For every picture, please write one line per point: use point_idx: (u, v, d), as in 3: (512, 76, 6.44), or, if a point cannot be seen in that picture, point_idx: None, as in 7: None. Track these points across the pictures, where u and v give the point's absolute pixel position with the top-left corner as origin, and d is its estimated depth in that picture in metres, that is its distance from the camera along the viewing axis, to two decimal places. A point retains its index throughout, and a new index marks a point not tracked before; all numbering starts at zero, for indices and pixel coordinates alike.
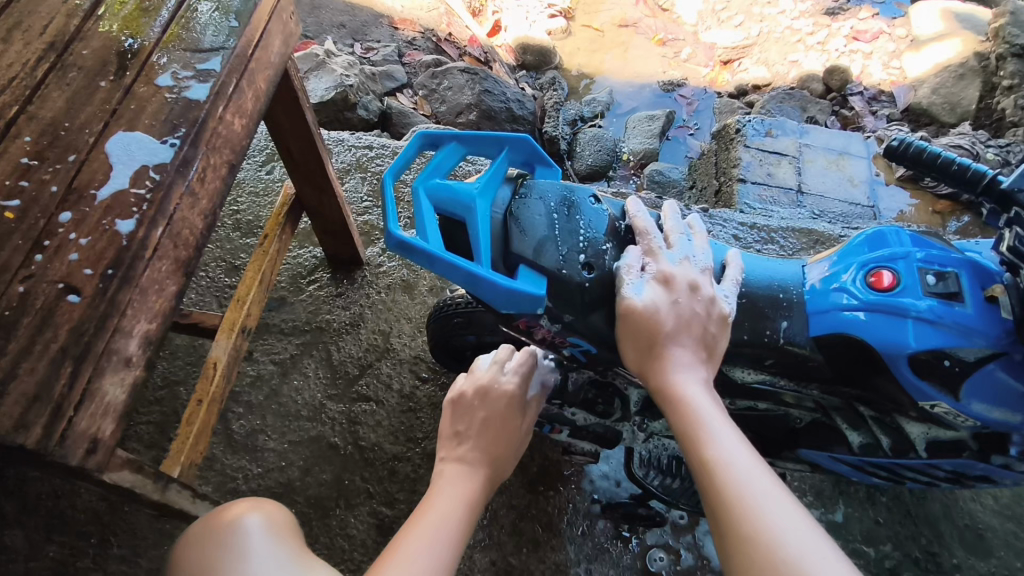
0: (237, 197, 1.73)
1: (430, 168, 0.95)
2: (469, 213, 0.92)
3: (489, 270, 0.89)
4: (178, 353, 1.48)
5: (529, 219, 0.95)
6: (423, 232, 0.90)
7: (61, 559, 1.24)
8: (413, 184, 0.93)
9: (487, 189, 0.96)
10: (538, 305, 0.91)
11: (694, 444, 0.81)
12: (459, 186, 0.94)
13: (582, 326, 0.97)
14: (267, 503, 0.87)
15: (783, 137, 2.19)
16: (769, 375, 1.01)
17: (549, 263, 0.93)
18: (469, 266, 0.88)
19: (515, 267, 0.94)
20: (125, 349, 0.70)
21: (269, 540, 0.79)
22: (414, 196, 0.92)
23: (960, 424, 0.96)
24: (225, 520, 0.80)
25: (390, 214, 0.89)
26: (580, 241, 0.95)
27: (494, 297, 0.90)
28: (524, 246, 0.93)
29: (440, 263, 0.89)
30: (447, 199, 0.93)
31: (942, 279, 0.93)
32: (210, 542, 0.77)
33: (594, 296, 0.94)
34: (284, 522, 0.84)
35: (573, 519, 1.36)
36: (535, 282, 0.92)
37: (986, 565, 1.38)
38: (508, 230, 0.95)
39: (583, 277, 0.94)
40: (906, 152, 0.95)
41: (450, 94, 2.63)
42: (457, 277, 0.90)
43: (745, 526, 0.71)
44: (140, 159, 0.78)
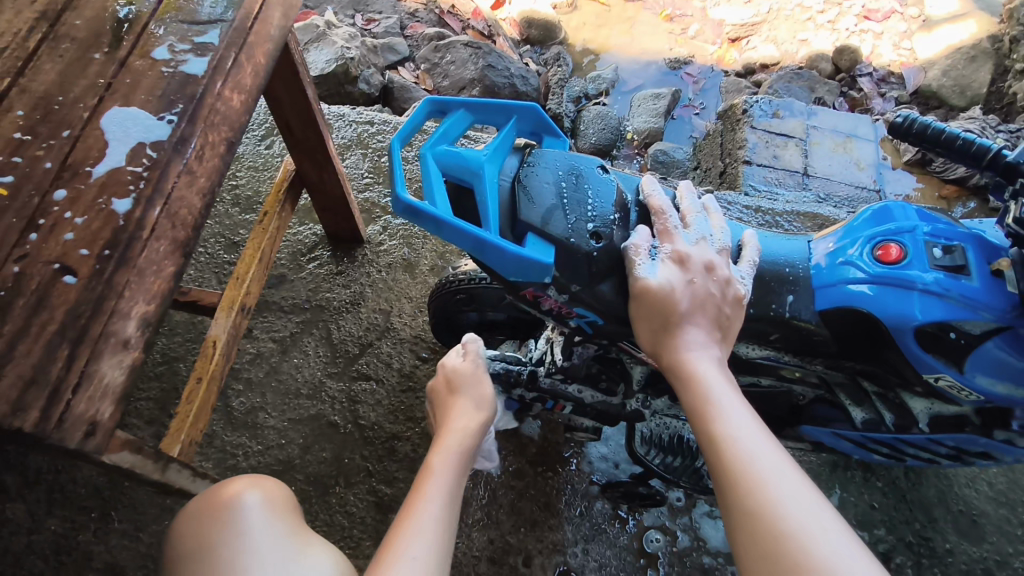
0: (237, 171, 1.71)
1: (437, 133, 0.91)
2: (478, 180, 0.89)
3: (498, 236, 0.85)
4: (177, 329, 1.47)
5: (537, 188, 0.92)
6: (430, 196, 0.86)
7: (63, 532, 1.25)
8: (420, 149, 0.89)
9: (496, 156, 0.92)
10: (547, 274, 0.87)
11: (703, 420, 0.80)
12: (468, 152, 0.90)
13: (588, 298, 0.93)
14: (265, 478, 0.85)
15: (790, 118, 2.15)
16: (774, 351, 1.00)
17: (557, 231, 0.89)
18: (478, 231, 0.84)
19: (523, 236, 0.90)
20: (123, 331, 0.68)
21: (267, 523, 0.78)
22: (422, 161, 0.87)
23: (963, 398, 0.96)
24: (223, 497, 0.79)
25: (397, 177, 0.84)
26: (588, 210, 0.91)
27: (502, 264, 0.87)
28: (533, 214, 0.90)
29: (447, 228, 0.85)
30: (455, 165, 0.89)
31: (948, 252, 0.91)
32: (207, 522, 0.77)
33: (602, 266, 0.91)
34: (282, 500, 0.83)
35: (570, 500, 1.37)
36: (544, 249, 0.88)
37: (978, 550, 1.39)
38: (516, 198, 0.91)
39: (591, 246, 0.90)
40: (910, 129, 0.95)
41: (453, 68, 2.59)
42: (463, 243, 0.86)
43: (751, 502, 0.71)
44: (136, 136, 0.76)
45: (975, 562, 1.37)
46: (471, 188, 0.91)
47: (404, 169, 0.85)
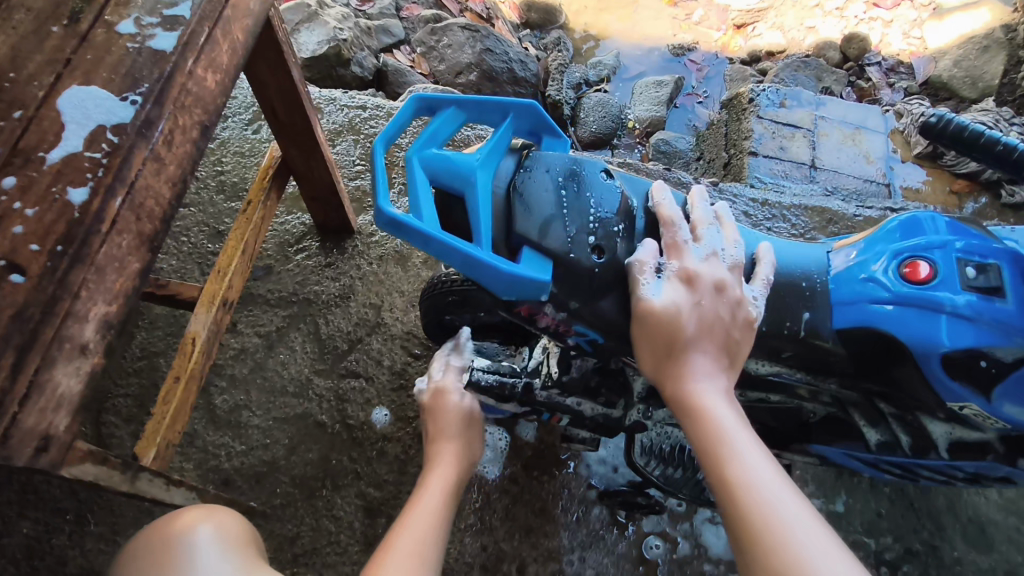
0: (221, 157, 1.63)
1: (425, 136, 0.83)
2: (470, 188, 0.81)
3: (490, 251, 0.79)
4: (158, 323, 1.40)
5: (535, 196, 0.85)
6: (416, 207, 0.79)
7: (35, 536, 1.18)
8: (407, 152, 0.82)
9: (489, 160, 0.84)
10: (543, 292, 0.82)
11: (715, 463, 0.74)
12: (459, 156, 0.82)
13: (588, 315, 0.88)
14: (220, 510, 0.83)
15: (798, 108, 2.08)
16: (786, 368, 0.93)
17: (555, 244, 0.83)
18: (469, 247, 0.77)
19: (518, 249, 0.84)
20: (81, 335, 0.62)
21: (219, 555, 0.75)
22: (408, 167, 0.80)
23: (987, 426, 0.90)
24: (176, 530, 0.77)
25: (381, 187, 0.77)
26: (590, 220, 0.85)
27: (494, 283, 0.81)
28: (530, 227, 0.83)
29: (435, 244, 0.78)
30: (444, 171, 0.82)
31: (982, 272, 0.86)
32: (154, 557, 0.74)
33: (603, 282, 0.85)
34: (237, 530, 0.80)
35: (567, 505, 1.31)
36: (540, 265, 0.82)
37: (986, 559, 1.34)
38: (512, 206, 0.84)
39: (592, 261, 0.84)
40: (945, 130, 0.91)
41: (450, 52, 2.50)
42: (452, 259, 0.79)
43: (773, 557, 0.64)
44: (96, 119, 0.69)
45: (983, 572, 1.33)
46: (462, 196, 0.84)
47: (389, 177, 0.78)
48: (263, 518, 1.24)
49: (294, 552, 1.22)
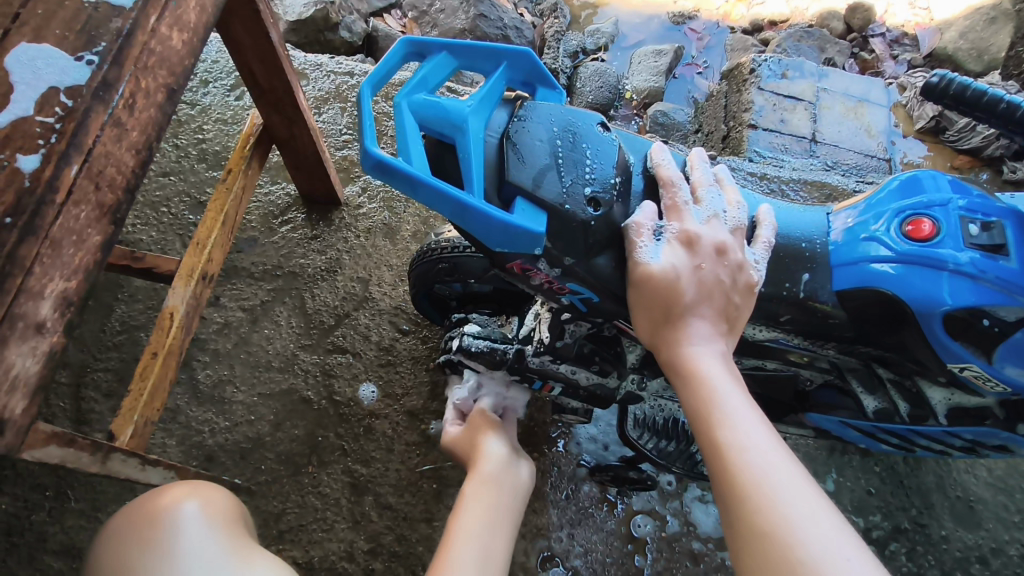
0: (202, 125, 1.57)
1: (415, 80, 0.77)
2: (461, 135, 0.75)
3: (482, 200, 0.73)
4: (138, 296, 1.36)
5: (528, 145, 0.79)
6: (405, 152, 0.73)
7: (14, 512, 1.16)
8: (394, 97, 0.75)
9: (482, 108, 0.78)
10: (537, 245, 0.76)
11: (706, 426, 0.71)
12: (450, 102, 0.76)
13: (583, 272, 0.82)
14: (206, 487, 0.80)
15: (799, 79, 2.03)
16: (783, 333, 0.90)
17: (550, 196, 0.77)
18: (460, 194, 0.72)
19: (511, 201, 0.78)
20: (36, 313, 0.59)
21: (205, 530, 0.72)
22: (395, 110, 0.74)
23: (986, 389, 0.88)
24: (159, 507, 0.73)
25: (367, 128, 0.71)
26: (585, 172, 0.80)
27: (486, 233, 0.75)
28: (523, 176, 0.77)
29: (424, 190, 0.72)
30: (434, 117, 0.75)
31: (986, 229, 0.82)
32: (138, 533, 0.71)
33: (599, 237, 0.80)
34: (225, 507, 0.78)
35: (556, 483, 1.30)
36: (534, 216, 0.76)
37: (974, 537, 1.33)
38: (504, 157, 0.78)
39: (588, 214, 0.78)
40: (947, 90, 0.85)
41: (443, 17, 2.42)
42: (442, 208, 0.74)
43: (760, 520, 0.62)
44: (48, 80, 0.64)
45: (970, 550, 1.32)
46: (452, 144, 0.78)
47: (374, 120, 0.72)
48: (249, 494, 1.22)
49: (279, 528, 1.20)
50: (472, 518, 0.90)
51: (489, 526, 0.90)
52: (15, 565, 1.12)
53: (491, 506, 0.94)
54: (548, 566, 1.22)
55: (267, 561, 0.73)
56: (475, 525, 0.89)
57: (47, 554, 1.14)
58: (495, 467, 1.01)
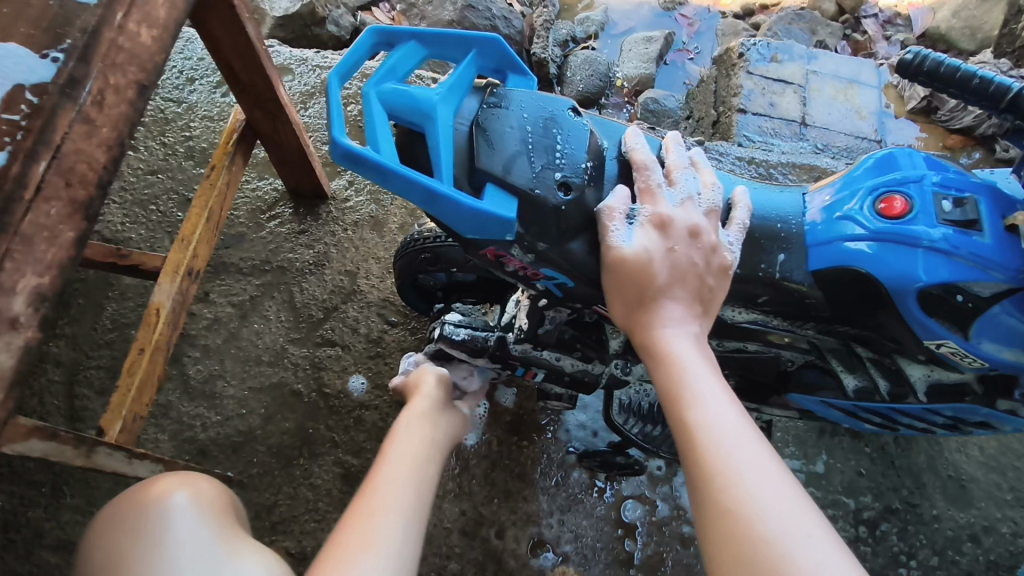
0: (189, 122, 1.58)
1: (383, 69, 0.78)
2: (430, 123, 0.76)
3: (451, 187, 0.74)
4: (128, 293, 1.37)
5: (499, 132, 0.80)
6: (373, 141, 0.73)
7: (11, 509, 1.18)
8: (362, 87, 0.76)
9: (451, 96, 0.79)
10: (508, 231, 0.77)
11: (677, 406, 0.72)
12: (418, 91, 0.76)
13: (558, 258, 0.82)
14: (198, 478, 0.81)
15: (789, 62, 2.01)
16: (762, 314, 0.90)
17: (520, 182, 0.78)
18: (428, 181, 0.72)
19: (481, 187, 0.78)
20: (9, 308, 0.60)
21: (197, 522, 0.73)
22: (363, 99, 0.74)
23: (965, 366, 0.88)
24: (150, 498, 0.74)
25: (334, 119, 0.71)
26: (556, 157, 0.80)
27: (456, 220, 0.76)
28: (493, 162, 0.78)
29: (393, 178, 0.73)
30: (402, 106, 0.76)
31: (959, 205, 0.82)
32: (129, 523, 0.72)
33: (572, 222, 0.80)
34: (216, 499, 0.78)
35: (547, 470, 1.30)
36: (504, 202, 0.77)
37: (965, 516, 1.34)
38: (474, 144, 0.79)
39: (559, 199, 0.79)
40: (920, 68, 0.85)
41: (431, 9, 2.42)
42: (412, 196, 0.74)
43: (724, 498, 0.63)
44: (15, 78, 0.66)
45: (961, 528, 1.32)
46: (423, 132, 0.78)
47: (343, 109, 0.72)
48: (241, 487, 1.23)
49: (272, 520, 1.21)
50: (407, 455, 0.89)
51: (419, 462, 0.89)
52: (13, 561, 1.14)
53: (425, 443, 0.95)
54: (539, 551, 1.23)
55: (257, 554, 0.73)
56: (410, 461, 0.88)
57: (45, 550, 1.16)
58: (435, 413, 1.03)
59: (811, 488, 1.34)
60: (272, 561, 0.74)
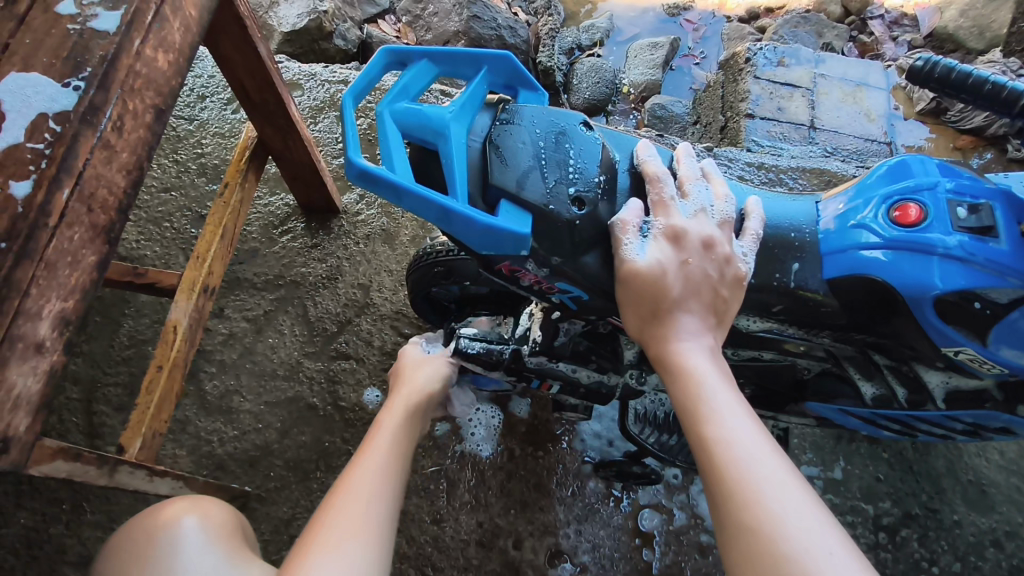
0: (201, 139, 1.60)
1: (396, 88, 0.78)
2: (443, 141, 0.76)
3: (465, 204, 0.74)
4: (144, 310, 1.38)
5: (511, 148, 0.80)
6: (388, 161, 0.74)
7: (33, 526, 1.19)
8: (376, 106, 0.76)
9: (463, 113, 0.79)
10: (522, 247, 0.77)
11: (695, 421, 0.72)
12: (431, 109, 0.77)
13: (572, 272, 0.82)
14: (206, 500, 0.82)
15: (796, 66, 2.01)
16: (777, 323, 0.89)
17: (534, 197, 0.78)
18: (443, 199, 0.73)
19: (495, 204, 0.79)
20: (34, 333, 0.62)
21: (203, 546, 0.74)
22: (377, 119, 0.75)
23: (984, 372, 0.88)
24: (159, 523, 0.75)
25: (349, 139, 0.72)
26: (569, 172, 0.80)
27: (471, 237, 0.76)
28: (506, 178, 0.78)
29: (408, 197, 0.74)
30: (416, 125, 0.76)
31: (975, 212, 0.81)
32: (139, 550, 0.73)
33: (585, 236, 0.81)
34: (223, 522, 0.79)
35: (563, 480, 1.30)
36: (519, 218, 0.77)
37: (987, 521, 1.32)
38: (487, 160, 0.79)
39: (573, 214, 0.79)
40: (932, 74, 0.85)
41: (437, 21, 2.44)
42: (426, 213, 0.75)
43: (745, 516, 0.63)
44: (38, 106, 0.66)
45: (983, 534, 1.31)
46: (436, 150, 0.79)
47: (357, 130, 0.73)
48: (259, 501, 1.24)
49: (290, 534, 1.22)
50: (385, 441, 0.97)
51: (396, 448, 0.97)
52: None
53: (405, 425, 1.03)
54: (557, 562, 1.23)
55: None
56: (387, 444, 0.96)
57: (66, 566, 1.17)
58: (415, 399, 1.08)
59: (830, 495, 1.33)
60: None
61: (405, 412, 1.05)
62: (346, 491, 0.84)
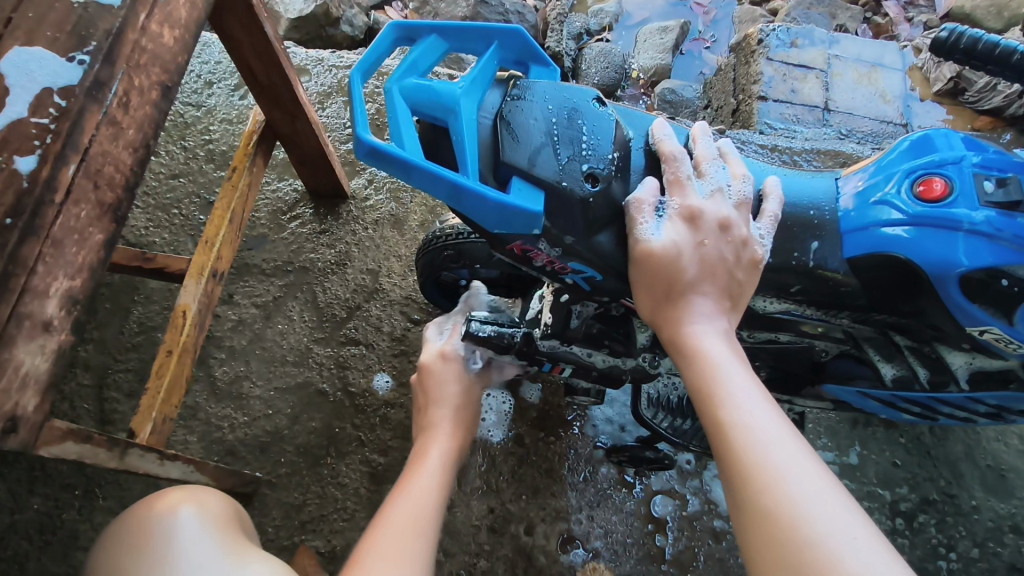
0: (209, 125, 1.59)
1: (404, 64, 0.76)
2: (454, 117, 0.74)
3: (477, 181, 0.73)
4: (154, 297, 1.38)
5: (523, 125, 0.78)
6: (397, 137, 0.72)
7: (46, 511, 1.19)
8: (385, 82, 0.74)
9: (474, 89, 0.78)
10: (535, 225, 0.76)
11: (710, 404, 0.70)
12: (441, 84, 0.75)
13: (585, 251, 0.81)
14: (203, 492, 0.82)
15: (810, 47, 1.96)
16: (795, 304, 0.88)
17: (546, 174, 0.76)
18: (453, 175, 0.71)
19: (507, 181, 0.77)
20: (42, 312, 0.61)
21: (200, 531, 0.73)
22: (387, 95, 0.73)
23: (1009, 352, 0.86)
24: (156, 510, 0.75)
25: (357, 115, 0.71)
26: (582, 149, 0.79)
27: (482, 214, 0.75)
28: (518, 155, 0.76)
29: (419, 173, 0.72)
30: (425, 101, 0.75)
31: (1002, 186, 0.79)
32: (133, 538, 0.72)
33: (598, 214, 0.79)
34: (220, 511, 0.79)
35: (574, 465, 1.29)
36: (531, 195, 0.75)
37: (1007, 507, 1.30)
38: (499, 137, 0.77)
39: (586, 191, 0.78)
40: (957, 46, 0.82)
41: (444, 6, 2.42)
42: (437, 190, 0.73)
43: (764, 499, 0.61)
44: (42, 81, 0.65)
45: (1003, 520, 1.29)
46: (446, 126, 0.77)
47: (366, 105, 0.72)
48: (269, 487, 1.24)
49: (301, 519, 1.22)
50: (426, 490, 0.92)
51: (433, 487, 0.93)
52: (49, 563, 1.16)
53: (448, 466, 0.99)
54: (569, 548, 1.22)
55: (260, 561, 0.73)
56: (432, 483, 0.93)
57: (80, 551, 1.17)
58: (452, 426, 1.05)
59: (846, 480, 1.31)
60: (276, 566, 0.73)
61: (450, 450, 1.02)
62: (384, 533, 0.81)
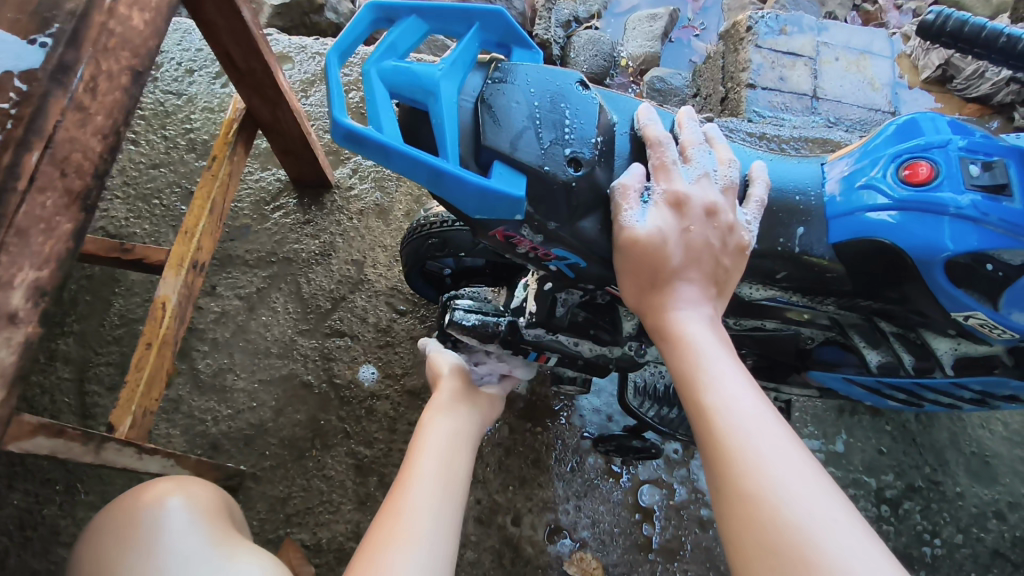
0: (190, 114, 1.56)
1: (382, 46, 0.75)
2: (433, 100, 0.73)
3: (457, 165, 0.71)
4: (135, 289, 1.36)
5: (504, 108, 0.77)
6: (375, 120, 0.71)
7: (26, 507, 1.17)
8: (362, 64, 0.73)
9: (454, 71, 0.76)
10: (517, 211, 0.74)
11: (693, 390, 0.70)
12: (420, 67, 0.74)
13: (569, 237, 0.80)
14: (192, 482, 0.80)
15: (798, 34, 1.95)
16: (781, 291, 0.87)
17: (528, 159, 0.75)
18: (433, 160, 0.70)
19: (488, 165, 0.76)
20: (7, 303, 0.59)
21: (187, 524, 0.71)
22: (364, 77, 0.71)
23: (994, 338, 0.86)
24: (142, 502, 0.73)
25: (334, 98, 0.69)
26: (564, 133, 0.77)
27: (463, 199, 0.73)
28: (499, 139, 0.75)
29: (398, 158, 0.70)
30: (404, 84, 0.73)
31: (987, 169, 0.79)
32: (120, 532, 0.71)
33: (582, 200, 0.78)
34: (209, 503, 0.77)
35: (561, 456, 1.29)
36: (513, 180, 0.74)
37: (990, 492, 1.31)
38: (480, 121, 0.76)
39: (569, 175, 0.76)
40: (943, 29, 0.81)
41: None
42: (417, 175, 0.72)
43: (746, 484, 0.60)
44: (5, 65, 0.65)
45: (986, 505, 1.30)
46: (427, 110, 0.76)
47: (343, 88, 0.70)
48: (254, 480, 1.22)
49: (286, 513, 1.21)
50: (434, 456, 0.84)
51: (447, 456, 0.85)
52: (30, 559, 1.14)
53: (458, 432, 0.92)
54: (557, 538, 1.22)
55: (249, 552, 0.71)
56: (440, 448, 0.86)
57: (62, 547, 1.16)
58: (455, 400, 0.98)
59: (832, 467, 1.32)
60: (266, 557, 0.72)
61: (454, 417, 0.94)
62: (389, 533, 0.71)
